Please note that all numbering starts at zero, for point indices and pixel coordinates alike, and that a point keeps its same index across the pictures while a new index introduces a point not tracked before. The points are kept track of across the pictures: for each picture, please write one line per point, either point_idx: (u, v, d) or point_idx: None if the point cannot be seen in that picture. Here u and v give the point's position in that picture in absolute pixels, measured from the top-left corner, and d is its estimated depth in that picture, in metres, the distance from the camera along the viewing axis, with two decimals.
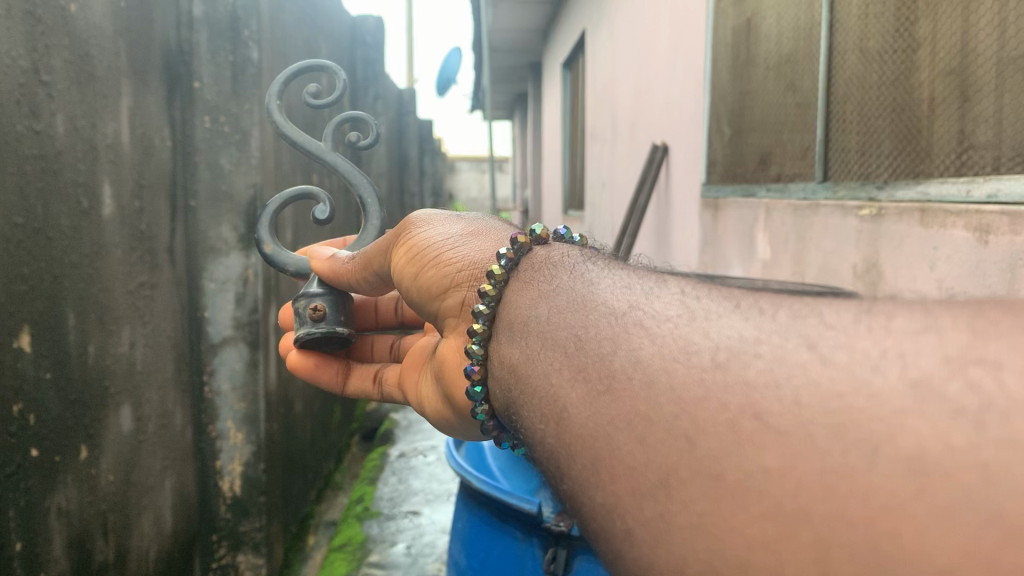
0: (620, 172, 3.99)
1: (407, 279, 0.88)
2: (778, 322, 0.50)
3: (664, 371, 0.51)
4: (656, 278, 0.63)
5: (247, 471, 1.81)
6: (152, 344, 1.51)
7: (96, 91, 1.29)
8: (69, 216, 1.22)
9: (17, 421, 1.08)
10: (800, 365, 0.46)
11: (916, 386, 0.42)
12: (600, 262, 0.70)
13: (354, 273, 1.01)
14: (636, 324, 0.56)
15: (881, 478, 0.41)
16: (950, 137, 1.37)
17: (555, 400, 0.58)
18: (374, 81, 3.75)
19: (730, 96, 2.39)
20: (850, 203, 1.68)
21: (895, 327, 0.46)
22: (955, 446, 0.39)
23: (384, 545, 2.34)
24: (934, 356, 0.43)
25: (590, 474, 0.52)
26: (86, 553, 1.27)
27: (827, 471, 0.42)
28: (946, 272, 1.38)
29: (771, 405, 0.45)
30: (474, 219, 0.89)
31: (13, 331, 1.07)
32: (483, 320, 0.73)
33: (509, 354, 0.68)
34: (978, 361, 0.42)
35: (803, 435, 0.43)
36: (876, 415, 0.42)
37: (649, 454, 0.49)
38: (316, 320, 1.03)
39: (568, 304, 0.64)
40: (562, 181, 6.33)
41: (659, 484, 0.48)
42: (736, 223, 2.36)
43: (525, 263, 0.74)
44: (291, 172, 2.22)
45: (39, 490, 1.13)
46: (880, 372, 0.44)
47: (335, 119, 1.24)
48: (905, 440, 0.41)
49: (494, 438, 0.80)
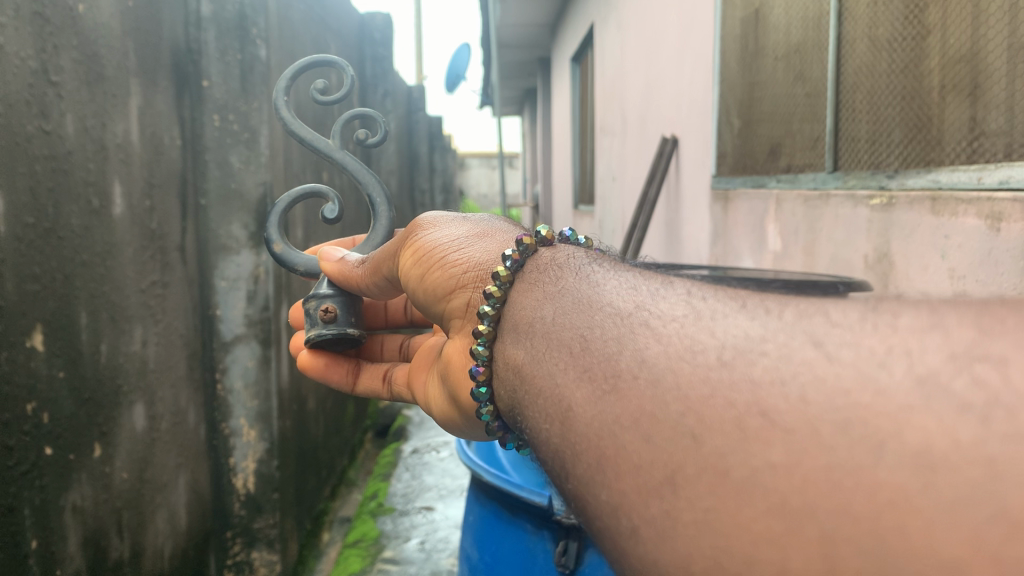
0: (629, 168, 3.98)
1: (413, 280, 0.88)
2: (784, 320, 0.50)
3: (669, 369, 0.51)
4: (662, 279, 0.62)
5: (261, 468, 1.82)
6: (164, 342, 1.52)
7: (105, 91, 1.29)
8: (80, 215, 1.22)
9: (31, 420, 1.09)
10: (807, 363, 0.46)
11: (922, 383, 0.42)
12: (605, 263, 0.70)
13: (364, 278, 1.01)
14: (642, 325, 0.56)
15: (886, 474, 0.40)
16: (961, 125, 1.36)
17: (559, 400, 0.58)
18: (383, 78, 3.76)
19: (739, 87, 2.39)
20: (861, 192, 1.67)
21: (901, 325, 0.46)
22: (962, 442, 0.39)
23: (398, 541, 2.34)
24: (939, 353, 0.43)
25: (595, 474, 0.53)
26: (101, 551, 1.28)
27: (832, 468, 0.42)
28: (958, 260, 1.37)
29: (777, 403, 0.45)
30: (480, 221, 0.89)
31: (24, 331, 1.07)
32: (488, 321, 0.73)
33: (514, 354, 0.68)
34: (983, 358, 0.41)
35: (810, 431, 0.43)
36: (882, 411, 0.42)
37: (655, 453, 0.49)
38: (327, 321, 1.04)
39: (573, 305, 0.64)
40: (572, 176, 6.32)
41: (665, 482, 0.48)
42: (746, 215, 2.35)
43: (531, 264, 0.74)
44: (301, 171, 2.22)
45: (54, 488, 1.14)
46: (887, 369, 0.43)
47: (343, 116, 1.23)
48: (912, 437, 0.40)
49: (499, 438, 0.78)
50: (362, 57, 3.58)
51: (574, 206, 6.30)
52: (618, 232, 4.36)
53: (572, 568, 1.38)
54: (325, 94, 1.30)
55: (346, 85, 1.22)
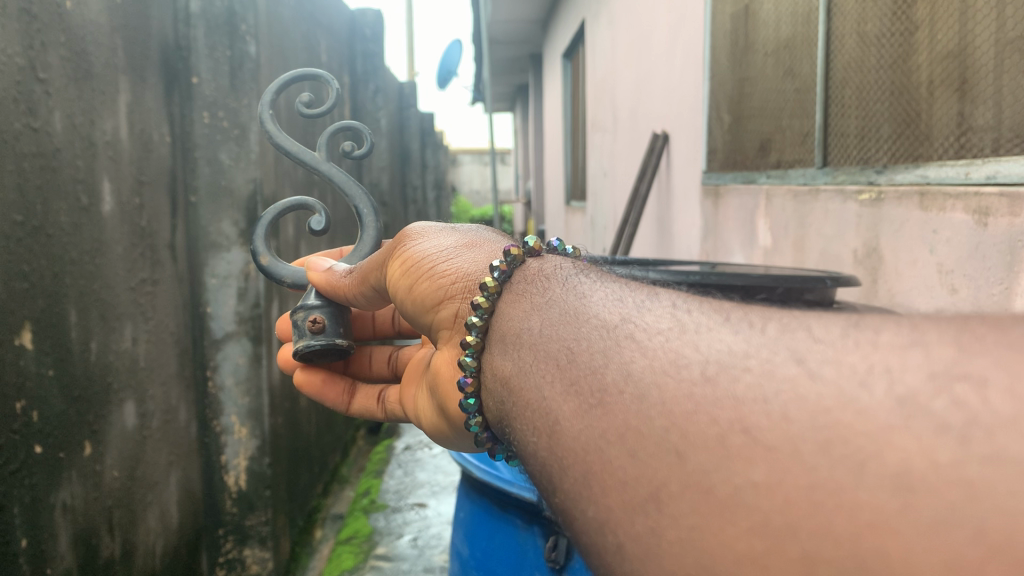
0: (621, 163, 3.98)
1: (402, 291, 0.88)
2: (767, 335, 0.51)
3: (654, 385, 0.51)
4: (648, 290, 0.63)
5: (252, 466, 1.81)
6: (154, 341, 1.52)
7: (94, 88, 1.29)
8: (69, 213, 1.22)
9: (20, 419, 1.08)
10: (789, 379, 0.46)
11: (903, 402, 0.42)
12: (592, 275, 0.70)
13: (351, 288, 1.01)
14: (628, 337, 0.56)
15: (867, 494, 0.40)
16: (949, 120, 1.37)
17: (546, 413, 0.58)
18: (374, 74, 3.76)
19: (729, 83, 2.39)
20: (850, 187, 1.68)
21: (881, 342, 0.46)
22: (940, 463, 0.39)
23: (390, 538, 2.34)
24: (919, 372, 0.43)
25: (582, 488, 0.53)
26: (93, 549, 1.28)
27: (814, 487, 0.42)
28: (946, 255, 1.38)
29: (759, 420, 0.45)
30: (469, 231, 0.89)
31: (14, 329, 1.07)
32: (476, 332, 0.72)
33: (502, 366, 0.68)
34: (963, 377, 0.41)
35: (791, 449, 0.43)
36: (863, 430, 0.42)
37: (640, 469, 0.49)
38: (315, 332, 1.03)
39: (560, 316, 0.64)
40: (564, 170, 6.31)
41: (650, 498, 0.48)
42: (736, 211, 2.35)
43: (518, 275, 0.74)
44: (292, 169, 2.22)
45: (45, 486, 1.14)
46: (868, 389, 0.43)
47: (330, 128, 1.23)
48: (891, 457, 0.40)
49: (488, 450, 0.78)
50: (352, 53, 3.58)
51: (566, 201, 6.29)
52: (609, 228, 4.36)
53: (562, 563, 1.38)
54: (311, 105, 1.29)
55: (331, 99, 1.22)
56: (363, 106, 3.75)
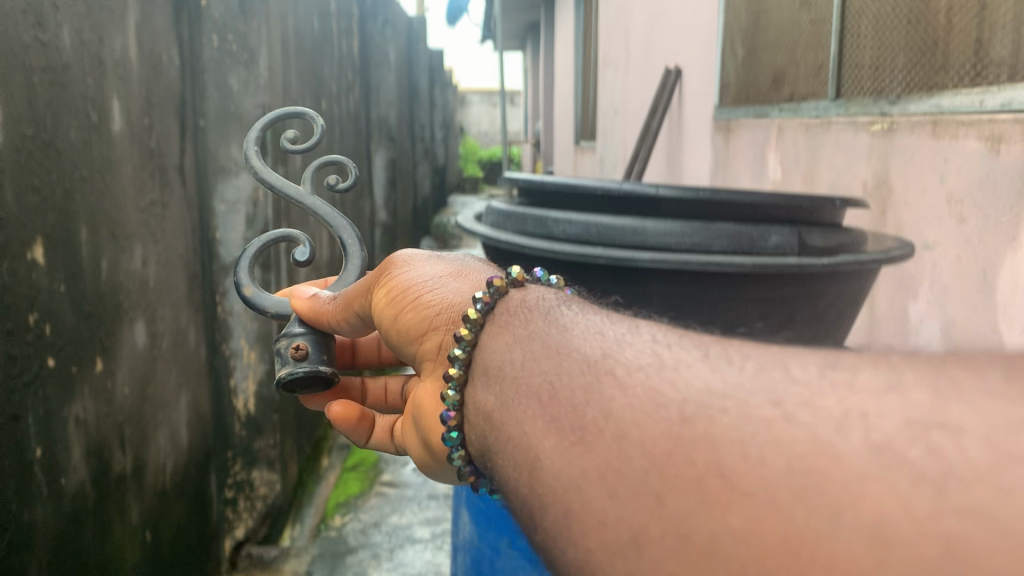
0: (632, 98, 3.95)
1: (387, 321, 0.88)
2: (744, 373, 0.52)
3: (633, 424, 0.52)
4: (629, 322, 0.64)
5: (260, 391, 1.90)
6: (163, 263, 1.52)
7: (102, 5, 1.28)
8: (79, 129, 1.22)
9: (33, 331, 1.10)
10: (766, 423, 0.47)
11: (879, 450, 0.43)
12: (575, 306, 0.71)
13: (337, 314, 0.99)
14: (608, 372, 0.57)
15: (842, 545, 0.41)
16: (968, 47, 1.35)
17: (527, 450, 0.58)
18: (381, 7, 3.73)
19: (743, 14, 2.37)
20: (862, 118, 1.66)
21: (858, 385, 0.48)
22: (917, 515, 0.40)
23: (396, 465, 2.38)
24: (895, 417, 0.44)
25: (562, 529, 0.53)
26: (104, 463, 1.30)
27: (791, 538, 0.42)
28: (957, 184, 1.37)
29: (736, 464, 0.46)
30: (455, 261, 0.89)
31: (25, 243, 1.08)
32: (459, 365, 0.73)
33: (485, 400, 0.68)
34: (939, 425, 0.43)
35: (768, 497, 0.44)
36: (840, 479, 0.43)
37: (620, 510, 0.50)
38: (298, 358, 0.99)
39: (541, 349, 0.64)
40: (573, 105, 6.27)
41: (629, 543, 0.48)
42: (747, 145, 2.34)
43: (501, 306, 0.75)
44: (298, 96, 2.22)
45: (57, 399, 1.16)
46: (843, 434, 0.45)
47: (315, 163, 1.22)
48: (867, 508, 0.41)
49: (472, 484, 0.79)
50: None
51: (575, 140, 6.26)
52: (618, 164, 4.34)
53: None
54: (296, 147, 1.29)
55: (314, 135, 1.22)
56: (372, 38, 3.72)
